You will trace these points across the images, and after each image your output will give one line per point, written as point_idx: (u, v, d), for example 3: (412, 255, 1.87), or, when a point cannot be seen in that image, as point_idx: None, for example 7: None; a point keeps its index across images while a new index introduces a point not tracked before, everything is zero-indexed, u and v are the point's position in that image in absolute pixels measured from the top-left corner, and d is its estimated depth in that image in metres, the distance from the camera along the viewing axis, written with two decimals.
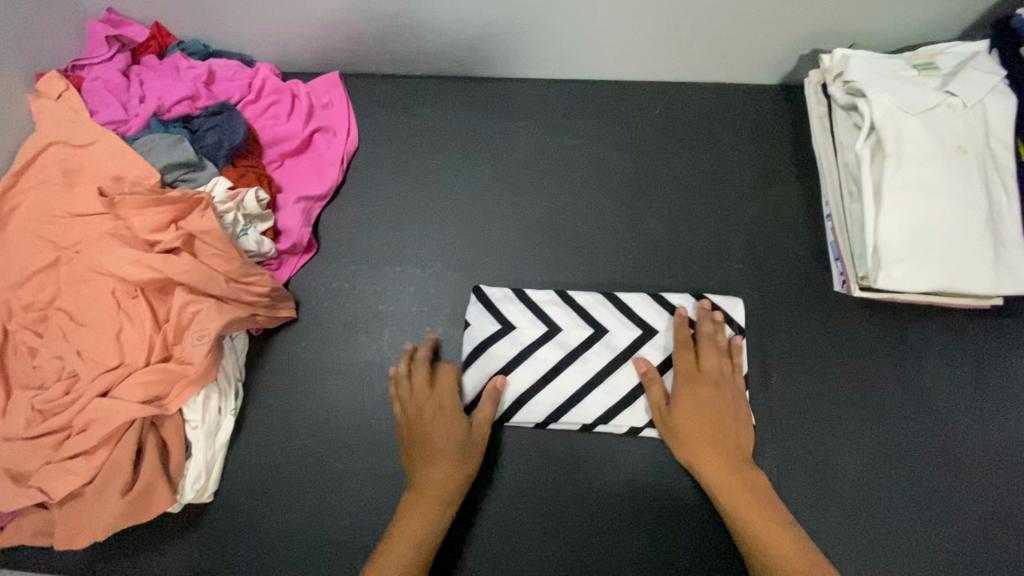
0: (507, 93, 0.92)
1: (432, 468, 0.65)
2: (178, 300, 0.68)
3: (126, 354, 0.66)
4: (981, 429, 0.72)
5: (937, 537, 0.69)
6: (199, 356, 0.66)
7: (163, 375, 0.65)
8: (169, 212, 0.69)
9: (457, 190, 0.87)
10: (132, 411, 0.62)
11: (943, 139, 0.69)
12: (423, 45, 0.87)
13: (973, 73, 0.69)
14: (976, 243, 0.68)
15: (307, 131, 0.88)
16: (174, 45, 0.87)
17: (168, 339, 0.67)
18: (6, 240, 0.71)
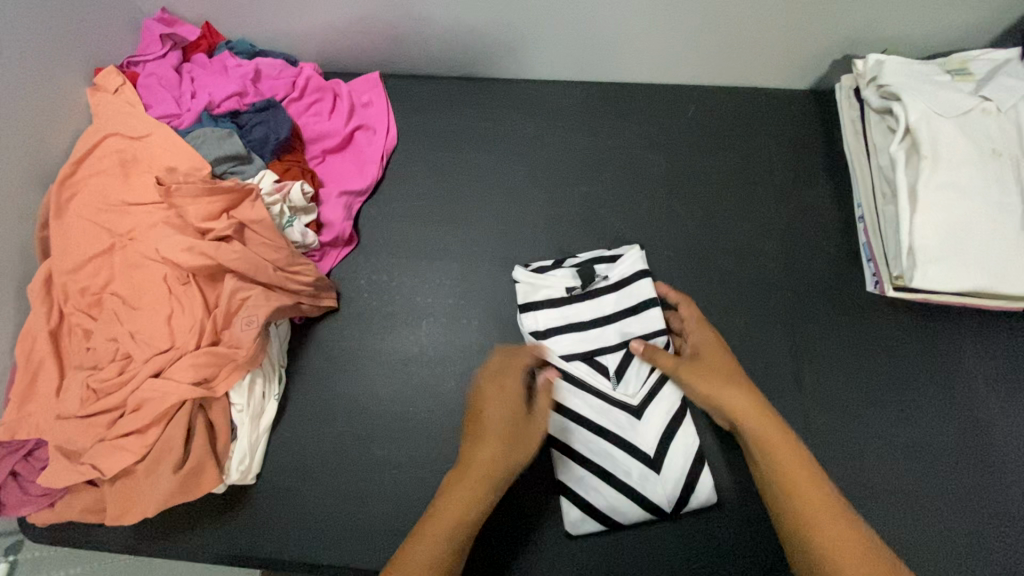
0: (543, 93, 0.94)
1: (484, 447, 0.60)
2: (227, 288, 0.71)
3: (176, 338, 0.70)
4: (1022, 433, 0.70)
5: (982, 545, 0.66)
6: (247, 341, 0.69)
7: (212, 358, 0.68)
8: (223, 202, 0.73)
9: (490, 185, 0.89)
10: (184, 392, 0.66)
11: (979, 142, 0.69)
12: (463, 44, 0.90)
13: (1005, 80, 0.71)
14: (1013, 244, 0.67)
15: (349, 129, 0.91)
16: (222, 44, 0.91)
17: (217, 325, 0.70)
18: (64, 227, 0.75)
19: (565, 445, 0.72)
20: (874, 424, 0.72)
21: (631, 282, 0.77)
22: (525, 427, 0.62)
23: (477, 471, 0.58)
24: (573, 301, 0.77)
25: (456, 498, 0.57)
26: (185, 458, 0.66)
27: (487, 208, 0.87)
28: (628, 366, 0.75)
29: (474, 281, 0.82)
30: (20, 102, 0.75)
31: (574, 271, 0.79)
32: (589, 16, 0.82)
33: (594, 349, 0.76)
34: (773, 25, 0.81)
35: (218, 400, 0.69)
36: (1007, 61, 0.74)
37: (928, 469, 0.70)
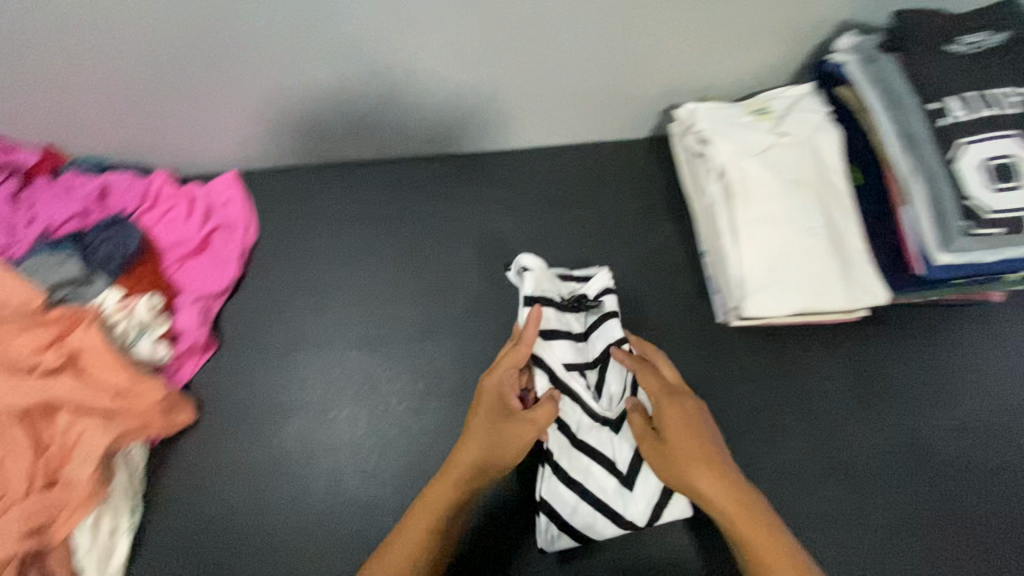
0: (400, 172, 0.96)
1: (462, 450, 0.65)
2: (63, 423, 0.69)
3: (6, 484, 0.66)
4: (863, 441, 0.75)
5: (831, 555, 0.71)
6: (84, 480, 0.67)
7: (45, 504, 0.65)
8: (53, 332, 0.71)
9: (355, 269, 0.88)
10: (10, 545, 0.63)
11: (783, 175, 0.75)
12: (312, 136, 0.91)
13: (801, 114, 0.77)
14: (823, 266, 0.72)
15: (205, 232, 0.89)
16: (67, 164, 0.90)
17: (55, 464, 0.68)
18: None
19: (553, 461, 0.70)
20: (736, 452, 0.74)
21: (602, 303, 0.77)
22: (504, 426, 0.65)
23: (456, 474, 0.64)
24: (563, 309, 0.76)
25: (418, 524, 0.62)
26: None
27: (354, 293, 0.86)
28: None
29: (342, 371, 0.81)
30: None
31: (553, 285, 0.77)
32: (428, 100, 0.85)
33: (582, 363, 0.74)
34: (599, 83, 0.86)
35: (56, 545, 0.65)
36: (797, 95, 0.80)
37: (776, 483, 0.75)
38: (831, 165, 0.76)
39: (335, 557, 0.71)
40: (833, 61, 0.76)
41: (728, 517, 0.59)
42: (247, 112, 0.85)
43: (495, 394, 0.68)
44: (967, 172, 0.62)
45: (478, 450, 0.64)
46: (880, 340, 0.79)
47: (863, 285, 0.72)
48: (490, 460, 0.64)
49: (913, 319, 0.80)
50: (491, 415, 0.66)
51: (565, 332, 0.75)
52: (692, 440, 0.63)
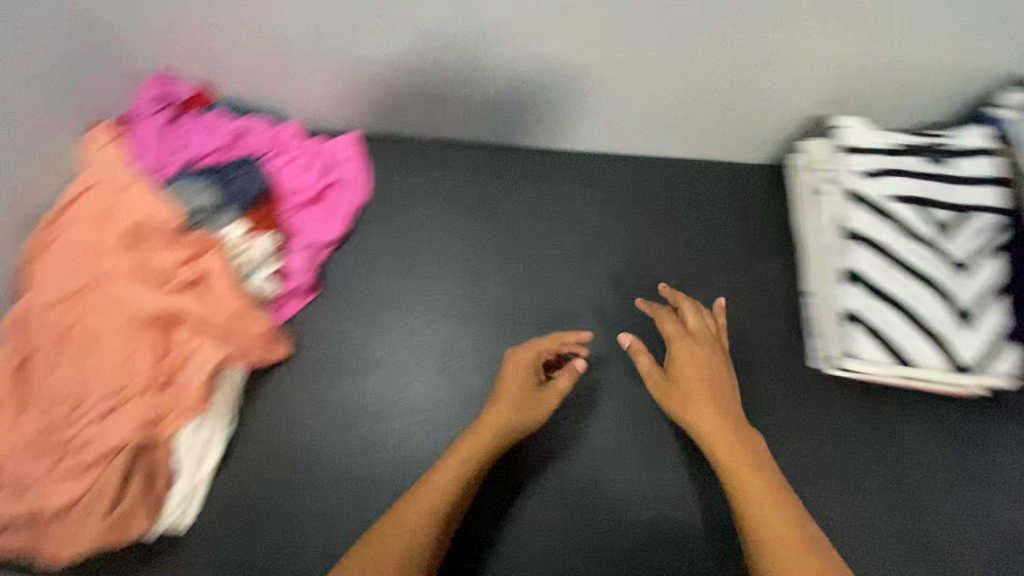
0: (507, 159, 0.97)
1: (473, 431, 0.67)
2: (184, 334, 0.76)
3: (132, 379, 0.73)
4: (953, 511, 0.73)
5: None
6: (196, 387, 0.74)
7: (160, 403, 0.72)
8: (191, 251, 0.81)
9: (454, 247, 0.92)
10: (129, 432, 0.70)
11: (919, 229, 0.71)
12: (434, 113, 0.93)
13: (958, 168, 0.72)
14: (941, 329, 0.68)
15: (323, 183, 0.95)
16: (209, 101, 0.94)
17: (171, 368, 0.75)
18: (44, 268, 0.80)
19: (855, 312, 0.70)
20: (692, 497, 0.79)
21: (969, 158, 0.72)
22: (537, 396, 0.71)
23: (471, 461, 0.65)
24: (904, 152, 0.74)
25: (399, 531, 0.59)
26: (119, 499, 0.69)
27: (449, 269, 0.90)
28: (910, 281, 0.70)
29: (428, 339, 0.85)
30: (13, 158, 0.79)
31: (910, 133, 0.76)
32: (553, 90, 0.85)
33: (920, 201, 0.72)
34: (734, 101, 0.83)
35: (163, 442, 0.72)
36: (948, 137, 0.74)
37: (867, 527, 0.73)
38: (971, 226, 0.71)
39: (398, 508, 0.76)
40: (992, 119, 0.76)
41: (721, 453, 0.61)
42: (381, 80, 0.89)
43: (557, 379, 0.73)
44: None
45: (504, 411, 0.68)
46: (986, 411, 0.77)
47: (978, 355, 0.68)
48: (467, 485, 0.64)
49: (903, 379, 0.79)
50: (516, 397, 0.70)
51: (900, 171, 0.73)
52: (680, 381, 0.67)
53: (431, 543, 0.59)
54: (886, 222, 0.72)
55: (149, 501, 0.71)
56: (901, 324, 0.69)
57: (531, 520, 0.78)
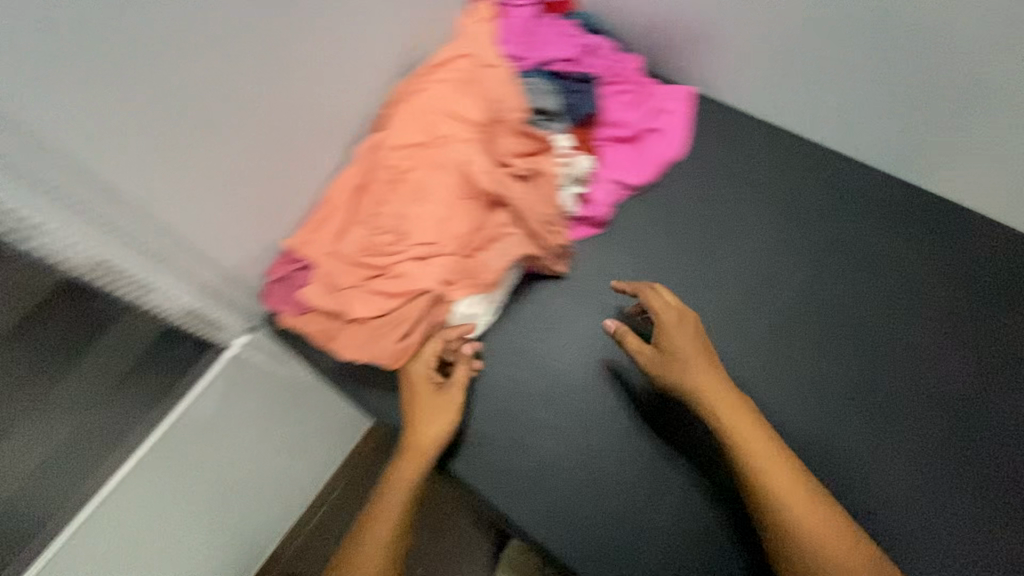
0: (837, 170, 0.93)
1: (421, 432, 0.76)
2: (499, 219, 0.84)
3: (447, 238, 0.81)
4: None
5: None
6: (496, 267, 0.81)
7: (463, 267, 0.81)
8: (531, 146, 0.86)
9: (747, 232, 0.90)
10: (434, 282, 0.79)
11: None
12: (787, 94, 0.93)
13: None
14: None
15: (645, 126, 0.95)
16: (571, 15, 1.00)
17: (479, 242, 0.83)
18: (399, 112, 0.87)
19: None
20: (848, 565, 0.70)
21: None
22: (435, 396, 0.77)
23: (422, 452, 0.75)
24: None
25: (375, 533, 0.71)
26: (410, 330, 0.78)
27: (736, 251, 0.89)
28: None
29: (697, 312, 0.85)
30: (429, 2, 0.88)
31: None
32: (946, 109, 0.80)
33: None
34: None
35: (450, 301, 0.80)
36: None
37: None
38: None
39: (618, 461, 0.77)
40: None
41: (751, 450, 0.67)
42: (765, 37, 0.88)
43: (443, 394, 0.78)
44: None
45: (430, 427, 0.75)
46: None
47: None
48: (414, 485, 0.74)
49: None
50: (426, 398, 0.77)
51: None
52: (683, 355, 0.72)
53: (410, 495, 0.74)
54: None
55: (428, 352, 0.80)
56: None
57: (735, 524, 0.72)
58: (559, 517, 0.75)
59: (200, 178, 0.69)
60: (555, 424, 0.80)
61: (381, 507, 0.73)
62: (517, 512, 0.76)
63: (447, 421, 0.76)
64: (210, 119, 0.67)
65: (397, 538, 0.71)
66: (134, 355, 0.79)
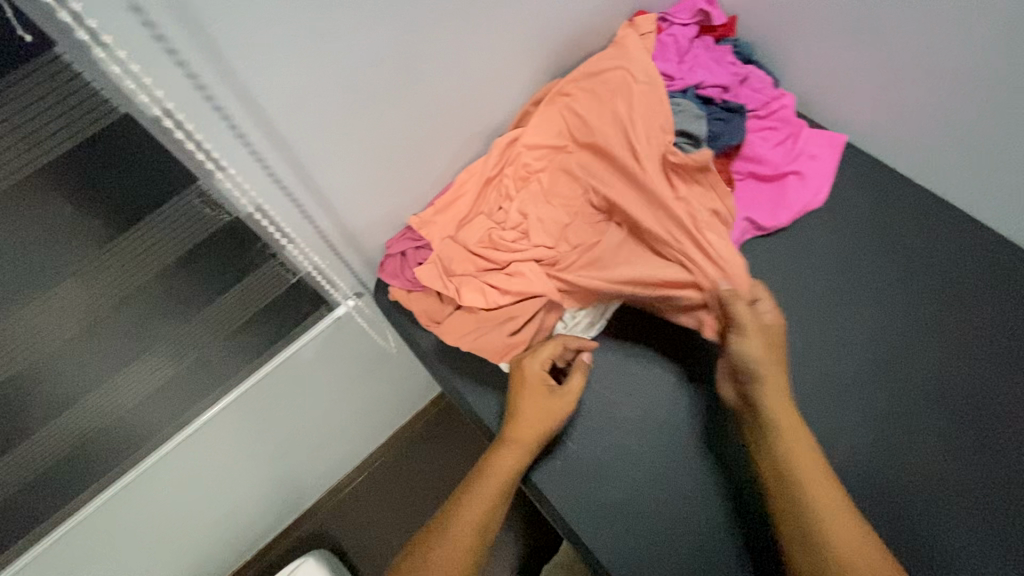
0: (998, 255, 0.85)
1: (522, 425, 0.74)
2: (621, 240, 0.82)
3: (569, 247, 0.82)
4: None
5: None
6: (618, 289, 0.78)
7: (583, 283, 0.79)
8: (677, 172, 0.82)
9: (884, 304, 0.83)
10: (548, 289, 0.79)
11: None
12: (952, 164, 0.86)
13: None
14: None
15: (788, 168, 0.90)
16: (730, 41, 0.97)
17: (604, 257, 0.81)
18: (543, 111, 0.87)
19: None
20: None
21: None
22: (546, 398, 0.75)
23: (520, 442, 0.74)
24: None
25: (467, 521, 0.68)
26: (523, 329, 0.79)
27: (865, 323, 0.82)
28: None
29: (810, 374, 0.80)
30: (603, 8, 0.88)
31: None
32: None
33: None
34: None
35: (558, 308, 0.81)
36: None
37: None
38: None
39: (699, 504, 0.74)
40: None
41: (803, 472, 0.62)
42: (948, 103, 0.81)
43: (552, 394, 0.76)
44: None
45: (532, 424, 0.74)
46: None
47: None
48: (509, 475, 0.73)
49: None
50: (534, 396, 0.75)
51: None
52: (775, 368, 0.69)
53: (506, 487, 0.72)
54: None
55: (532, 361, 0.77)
56: None
57: None
58: (641, 559, 0.72)
59: (353, 143, 0.71)
60: (641, 453, 0.78)
61: (473, 501, 0.70)
62: (598, 541, 0.73)
63: (549, 415, 0.75)
64: (378, 88, 0.68)
65: (486, 530, 0.69)
66: (259, 307, 0.79)
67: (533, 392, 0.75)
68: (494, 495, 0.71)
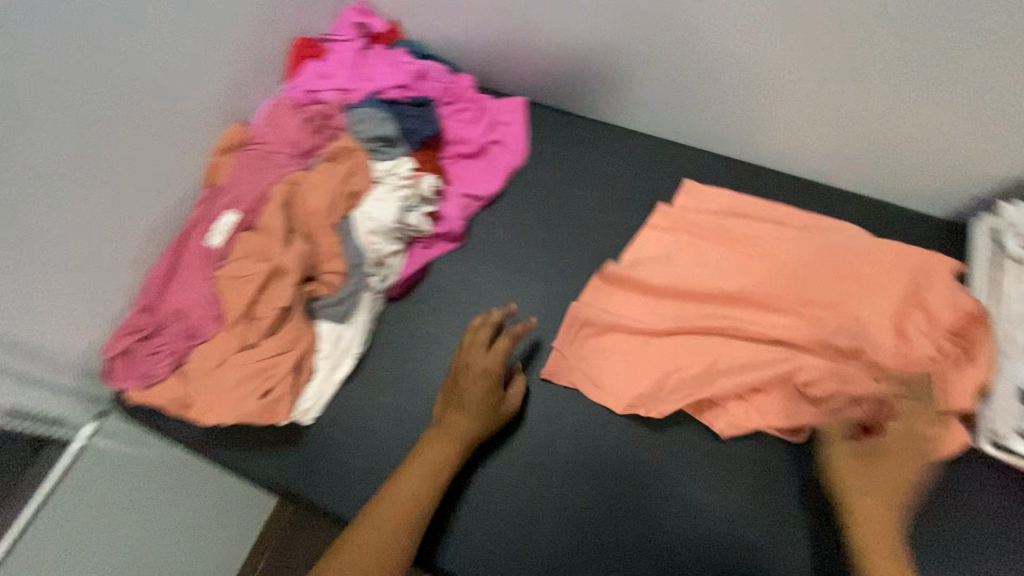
0: (671, 155, 0.98)
1: (456, 415, 0.74)
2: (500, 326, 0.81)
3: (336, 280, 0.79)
4: None
5: None
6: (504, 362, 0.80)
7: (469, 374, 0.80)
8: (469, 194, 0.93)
9: (600, 224, 0.93)
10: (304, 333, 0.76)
11: None
12: (606, 93, 0.97)
13: None
14: None
15: (486, 140, 0.98)
16: (400, 42, 1.02)
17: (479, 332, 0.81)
18: (232, 162, 0.87)
19: None
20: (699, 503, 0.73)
21: None
22: (493, 403, 0.76)
23: (451, 432, 0.73)
24: None
25: (377, 529, 0.66)
26: (272, 388, 0.73)
27: (591, 247, 0.91)
28: None
29: (562, 308, 0.87)
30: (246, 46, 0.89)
31: None
32: (735, 89, 0.86)
33: None
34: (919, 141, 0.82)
35: (308, 345, 0.77)
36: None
37: None
38: None
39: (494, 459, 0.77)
40: None
41: (874, 537, 0.64)
42: (573, 46, 0.92)
43: (488, 385, 0.76)
44: None
45: (467, 419, 0.74)
46: None
47: None
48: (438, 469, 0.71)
49: (1000, 480, 0.70)
50: (475, 393, 0.75)
51: None
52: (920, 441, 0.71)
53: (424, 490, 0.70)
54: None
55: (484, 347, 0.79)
56: None
57: (593, 503, 0.74)
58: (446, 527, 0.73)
59: None
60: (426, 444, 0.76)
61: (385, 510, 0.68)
62: None
63: (486, 409, 0.75)
64: None
65: (409, 536, 0.66)
66: None
67: (477, 379, 0.76)
68: (410, 502, 0.68)
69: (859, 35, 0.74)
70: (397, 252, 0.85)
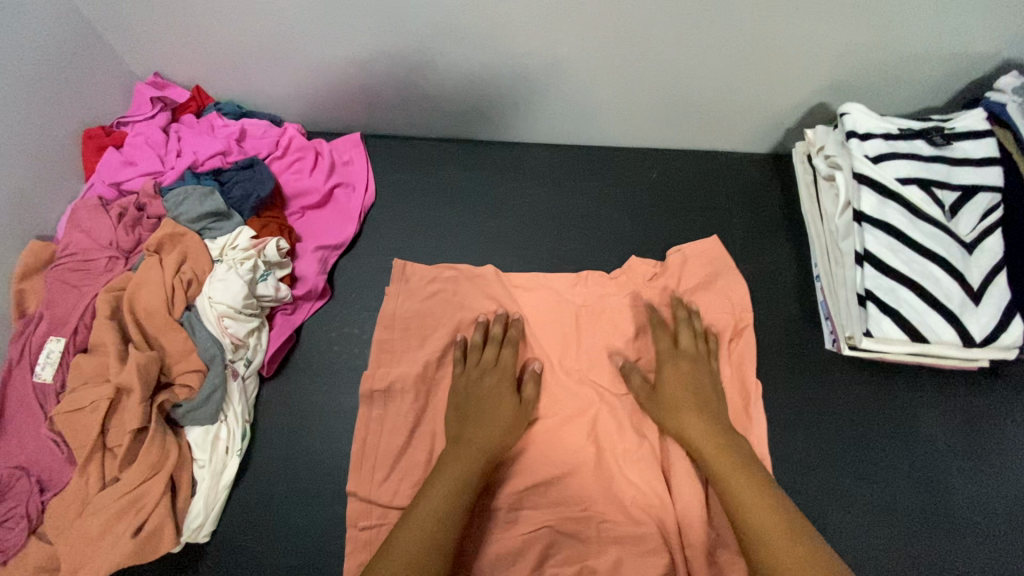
0: (515, 155, 1.00)
1: (443, 481, 0.64)
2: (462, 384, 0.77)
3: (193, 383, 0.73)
4: (981, 497, 0.73)
5: None
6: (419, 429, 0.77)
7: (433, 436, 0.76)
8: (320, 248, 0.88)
9: (468, 239, 0.93)
10: (170, 450, 0.69)
11: (924, 197, 0.72)
12: (438, 113, 0.96)
13: (961, 144, 0.74)
14: (940, 295, 0.69)
15: (329, 185, 0.93)
16: (210, 106, 0.95)
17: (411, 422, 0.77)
18: (42, 284, 0.77)
19: (880, 261, 0.71)
20: (621, 538, 0.70)
21: (977, 137, 0.74)
22: (517, 412, 0.74)
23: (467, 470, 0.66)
24: (907, 136, 0.76)
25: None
26: (146, 520, 0.66)
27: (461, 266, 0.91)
28: (918, 245, 0.71)
29: None
30: (21, 154, 0.79)
31: (919, 122, 0.78)
32: (555, 87, 0.88)
33: (927, 168, 0.73)
34: (727, 96, 0.87)
35: (181, 458, 0.70)
36: (947, 122, 0.77)
37: (884, 517, 0.73)
38: (957, 183, 0.73)
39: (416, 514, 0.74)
40: (989, 100, 0.76)
41: (710, 455, 0.68)
42: (389, 79, 0.90)
43: (492, 387, 0.75)
44: (997, 224, 0.71)
45: (457, 464, 0.67)
46: (998, 394, 0.77)
47: (978, 318, 0.68)
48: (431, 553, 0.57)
49: (859, 378, 0.80)
50: (498, 425, 0.72)
51: (906, 152, 0.74)
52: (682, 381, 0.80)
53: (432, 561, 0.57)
54: (893, 204, 0.72)
55: (462, 364, 0.79)
56: (921, 282, 0.69)
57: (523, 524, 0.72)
58: None
59: None
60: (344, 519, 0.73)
61: (400, 550, 0.57)
62: None
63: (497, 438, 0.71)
64: None
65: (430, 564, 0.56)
66: None
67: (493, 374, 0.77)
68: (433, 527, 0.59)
69: (649, 28, 0.76)
70: (256, 329, 0.78)
